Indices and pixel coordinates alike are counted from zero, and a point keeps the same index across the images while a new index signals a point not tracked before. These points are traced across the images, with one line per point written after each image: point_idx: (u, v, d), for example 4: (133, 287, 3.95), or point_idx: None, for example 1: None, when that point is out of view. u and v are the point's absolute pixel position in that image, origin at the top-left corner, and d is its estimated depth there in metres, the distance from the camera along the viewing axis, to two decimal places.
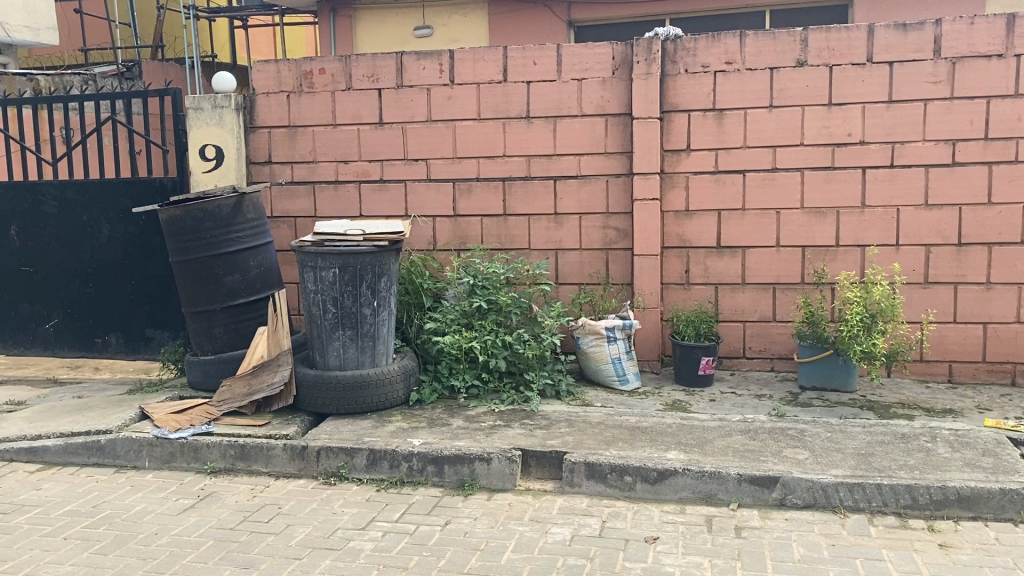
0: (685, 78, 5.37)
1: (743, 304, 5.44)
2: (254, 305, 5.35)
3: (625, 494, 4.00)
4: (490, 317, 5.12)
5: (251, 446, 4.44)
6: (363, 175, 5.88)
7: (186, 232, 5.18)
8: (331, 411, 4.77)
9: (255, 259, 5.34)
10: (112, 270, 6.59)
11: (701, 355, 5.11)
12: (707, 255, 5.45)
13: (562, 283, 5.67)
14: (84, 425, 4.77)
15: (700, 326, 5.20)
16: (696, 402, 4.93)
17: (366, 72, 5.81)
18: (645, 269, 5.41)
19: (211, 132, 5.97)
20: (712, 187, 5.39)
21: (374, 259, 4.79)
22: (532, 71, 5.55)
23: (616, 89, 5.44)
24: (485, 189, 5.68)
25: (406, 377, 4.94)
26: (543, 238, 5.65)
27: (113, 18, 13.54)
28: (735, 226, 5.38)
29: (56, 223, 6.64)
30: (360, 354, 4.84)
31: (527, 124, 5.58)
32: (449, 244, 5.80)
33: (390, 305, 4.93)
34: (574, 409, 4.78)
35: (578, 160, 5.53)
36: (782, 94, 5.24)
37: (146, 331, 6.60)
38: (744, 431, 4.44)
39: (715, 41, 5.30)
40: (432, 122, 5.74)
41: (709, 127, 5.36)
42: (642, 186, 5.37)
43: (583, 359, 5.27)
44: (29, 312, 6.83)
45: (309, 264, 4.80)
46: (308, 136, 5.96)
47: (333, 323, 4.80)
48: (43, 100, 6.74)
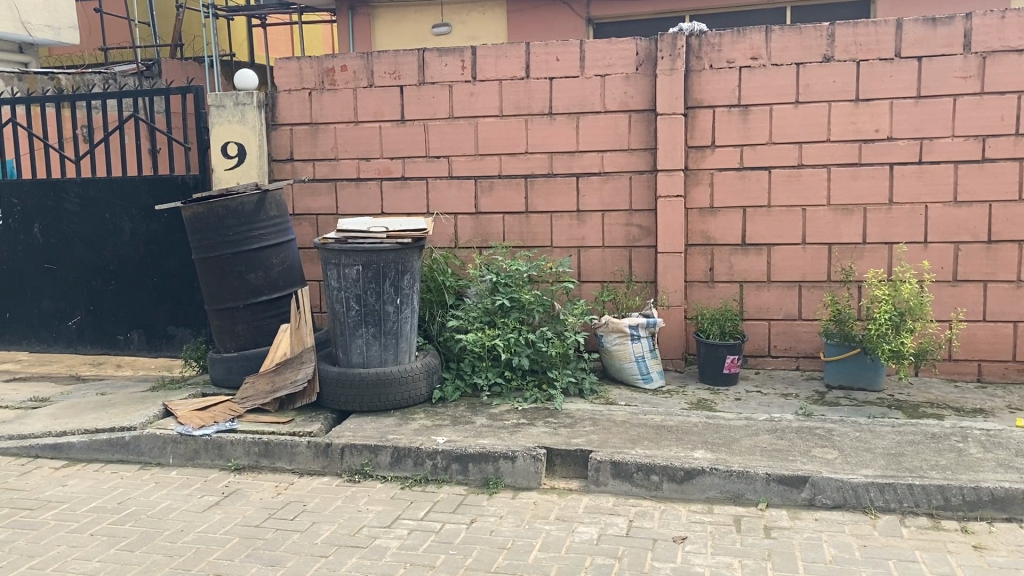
0: (710, 74, 5.32)
1: (768, 302, 5.38)
2: (277, 302, 5.35)
3: (651, 494, 3.96)
4: (512, 315, 5.09)
5: (275, 443, 4.43)
6: (384, 172, 5.87)
7: (210, 229, 5.18)
8: (354, 409, 4.76)
9: (278, 256, 5.34)
10: (134, 268, 6.61)
11: (726, 353, 5.06)
12: (732, 252, 5.39)
13: (585, 281, 5.63)
14: (108, 422, 4.78)
15: (725, 325, 5.15)
16: (721, 401, 4.88)
17: (388, 69, 5.79)
18: (669, 266, 5.37)
19: (234, 130, 5.97)
20: (738, 184, 5.33)
21: (397, 257, 4.77)
22: (555, 67, 5.51)
23: (639, 85, 5.40)
24: (507, 186, 5.65)
25: (429, 374, 4.92)
26: (566, 236, 5.61)
27: (133, 17, 13.64)
28: (761, 223, 5.33)
29: (78, 220, 6.67)
30: (383, 352, 4.82)
31: (550, 121, 5.55)
32: (471, 242, 5.78)
33: (412, 303, 4.91)
34: (597, 408, 4.74)
35: (601, 157, 5.49)
36: (808, 90, 5.19)
37: (168, 329, 6.62)
38: (771, 430, 4.39)
39: (740, 37, 5.25)
40: (454, 119, 5.71)
41: (735, 123, 5.30)
42: (666, 182, 5.32)
43: (607, 358, 5.23)
44: (51, 309, 6.86)
45: (332, 261, 4.79)
46: (330, 133, 5.95)
47: (356, 320, 4.79)
48: (65, 98, 6.77)
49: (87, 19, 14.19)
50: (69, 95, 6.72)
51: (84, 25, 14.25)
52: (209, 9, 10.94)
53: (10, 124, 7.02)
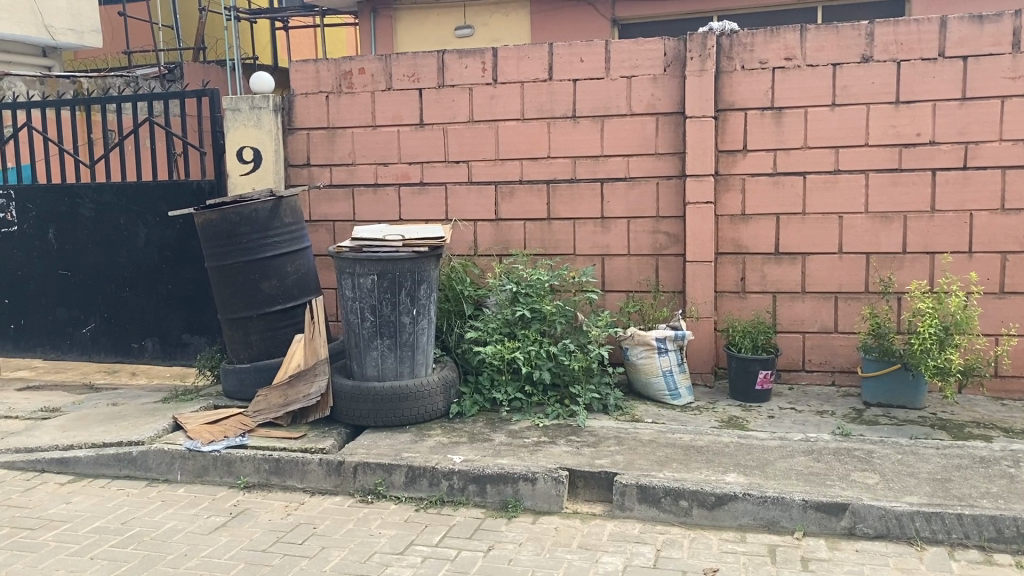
0: (742, 75, 5.08)
1: (803, 314, 5.13)
2: (291, 312, 5.18)
3: (680, 520, 3.74)
4: (533, 326, 4.88)
5: (286, 460, 4.26)
6: (402, 177, 5.69)
7: (222, 236, 5.02)
8: (369, 424, 4.57)
9: (293, 265, 5.17)
10: (149, 275, 6.48)
11: (759, 368, 4.83)
12: (765, 261, 5.15)
13: (610, 290, 5.40)
14: (116, 436, 4.64)
15: (757, 338, 4.93)
16: (753, 419, 4.65)
17: (407, 71, 5.61)
18: (698, 276, 5.13)
19: (250, 134, 5.82)
20: (771, 190, 5.09)
21: (413, 266, 4.58)
22: (579, 69, 5.30)
23: (667, 87, 5.17)
24: (529, 192, 5.45)
25: (447, 388, 4.73)
26: (590, 244, 5.39)
27: (155, 21, 13.62)
28: (795, 231, 5.09)
29: (93, 226, 6.56)
30: (399, 364, 4.63)
31: (573, 124, 5.34)
32: (491, 250, 5.57)
33: (430, 314, 4.72)
34: (623, 425, 4.52)
35: (627, 162, 5.27)
36: (846, 91, 4.94)
37: (183, 337, 6.48)
38: (807, 452, 4.14)
39: (773, 36, 5.01)
40: (474, 122, 5.52)
41: (768, 126, 5.06)
42: (695, 188, 5.09)
43: (632, 372, 5.01)
44: (66, 316, 6.76)
45: (347, 271, 4.61)
46: (348, 138, 5.78)
47: (371, 332, 4.60)
48: (81, 101, 6.67)
49: (111, 23, 14.20)
50: (84, 99, 6.62)
51: (108, 29, 14.26)
52: (230, 12, 10.86)
53: (26, 129, 6.93)
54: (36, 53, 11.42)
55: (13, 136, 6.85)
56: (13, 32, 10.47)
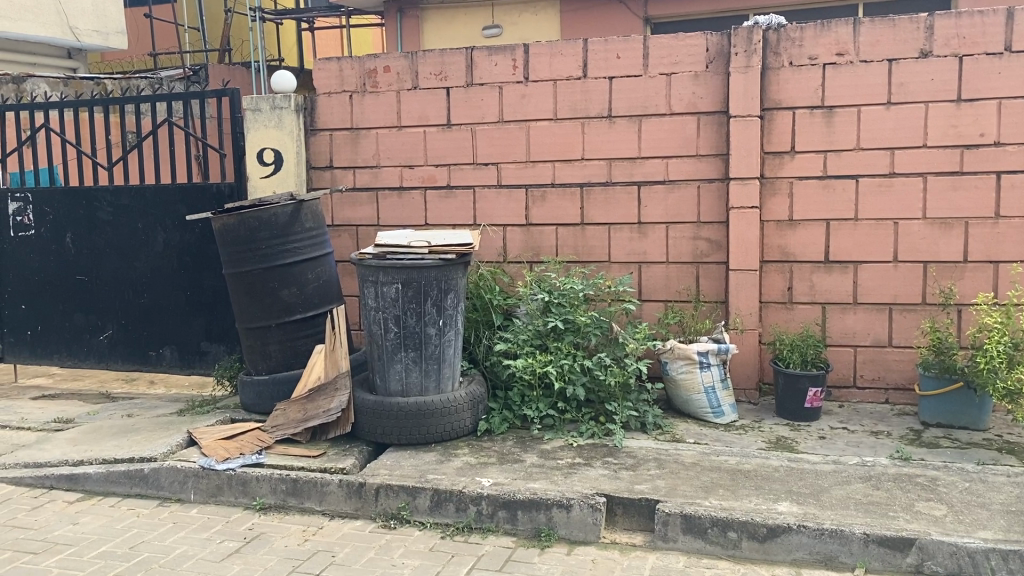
0: (790, 72, 4.77)
1: (854, 327, 4.81)
2: (311, 321, 4.94)
3: (728, 553, 3.44)
4: (566, 339, 4.60)
5: (304, 481, 4.01)
6: (429, 180, 5.43)
7: (240, 241, 4.79)
8: (392, 441, 4.31)
9: (314, 271, 4.93)
10: (167, 281, 6.29)
11: (808, 385, 4.53)
12: (814, 270, 4.83)
13: (647, 300, 5.10)
14: (128, 452, 4.42)
15: (806, 352, 4.61)
16: (803, 440, 4.33)
17: (434, 69, 5.36)
18: (742, 285, 4.82)
19: (270, 135, 5.60)
20: (820, 194, 4.78)
21: (440, 274, 4.31)
22: (615, 66, 5.02)
23: (710, 84, 4.88)
24: (562, 196, 5.17)
25: (475, 404, 4.45)
26: (626, 250, 5.10)
27: (181, 22, 13.51)
28: (847, 238, 4.76)
29: (111, 230, 6.38)
30: (424, 379, 4.37)
31: (609, 124, 5.05)
32: (521, 256, 5.30)
33: (457, 325, 4.45)
34: (663, 446, 4.22)
35: (666, 164, 4.98)
36: (902, 89, 4.61)
37: (202, 345, 6.26)
38: (864, 478, 3.82)
39: (824, 30, 4.70)
40: (504, 122, 5.25)
41: (817, 126, 4.75)
42: (739, 192, 4.79)
43: (671, 387, 4.71)
44: (83, 322, 6.58)
45: (369, 279, 4.36)
46: (372, 139, 5.54)
47: (395, 344, 4.35)
48: (99, 102, 6.49)
49: (137, 25, 14.15)
50: (103, 99, 6.44)
51: (133, 31, 14.19)
52: (256, 12, 10.69)
53: (45, 130, 6.77)
54: (62, 55, 11.38)
55: (31, 137, 6.70)
56: (39, 34, 10.42)
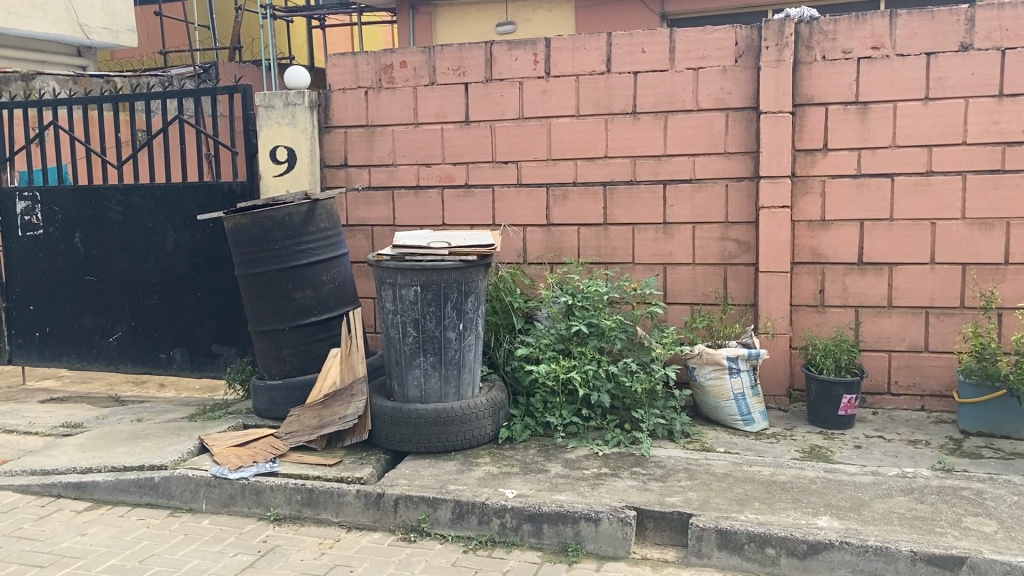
0: (822, 66, 4.59)
1: (889, 331, 4.63)
2: (326, 324, 4.79)
3: (766, 570, 3.27)
4: (590, 343, 4.43)
5: (320, 491, 3.85)
6: (446, 179, 5.28)
7: (253, 242, 4.65)
8: (410, 450, 4.16)
9: (328, 273, 4.78)
10: (178, 281, 6.15)
11: (842, 392, 4.35)
12: (847, 272, 4.65)
13: (672, 303, 4.93)
14: (137, 459, 4.28)
15: (840, 358, 4.43)
16: (838, 449, 4.16)
17: (452, 64, 5.21)
18: (772, 287, 4.65)
19: (284, 133, 5.46)
20: (853, 194, 4.60)
21: (460, 276, 4.15)
22: (640, 60, 4.85)
23: (739, 79, 4.70)
24: (584, 196, 5.00)
25: (496, 411, 4.29)
26: (650, 251, 4.93)
27: (191, 20, 13.42)
28: (882, 239, 4.58)
29: (120, 229, 6.25)
30: (443, 385, 4.21)
31: (633, 121, 4.88)
32: (542, 258, 5.13)
33: (477, 329, 4.29)
34: (692, 455, 4.06)
35: (692, 162, 4.81)
36: (941, 84, 4.43)
37: (213, 347, 6.12)
38: (906, 490, 3.64)
39: (858, 23, 4.52)
40: (524, 119, 5.09)
41: (851, 122, 4.57)
42: (770, 191, 4.61)
43: (699, 394, 4.55)
44: (92, 323, 6.45)
45: (387, 281, 4.21)
46: (388, 136, 5.39)
47: (414, 348, 4.19)
48: (109, 99, 6.35)
49: (148, 23, 14.06)
50: (113, 96, 6.31)
51: (144, 29, 14.11)
52: (267, 9, 10.56)
53: (53, 128, 6.64)
54: (71, 52, 11.28)
55: (39, 135, 6.57)
56: (48, 31, 10.31)
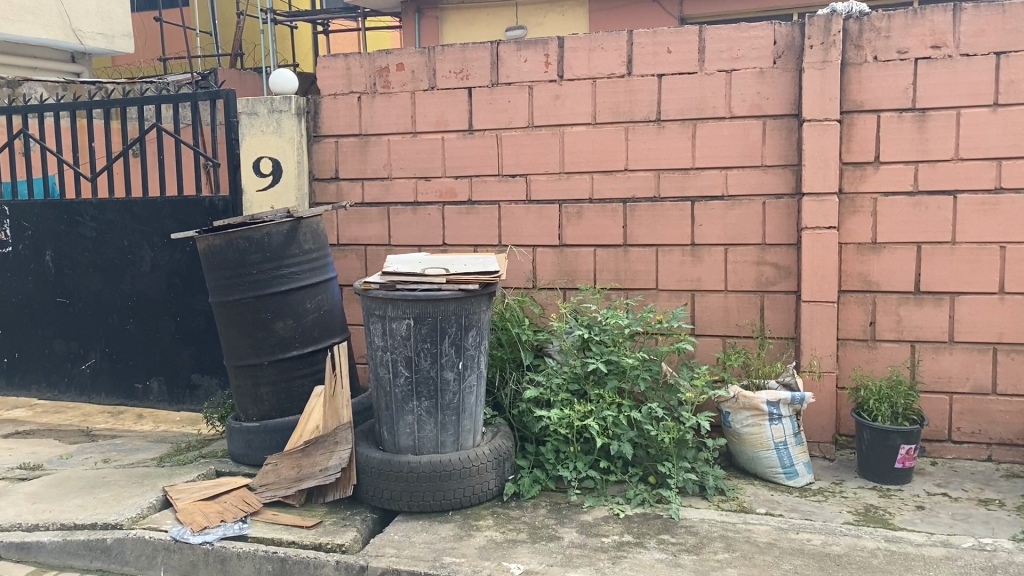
0: (874, 68, 4.03)
1: (950, 370, 4.05)
2: (310, 359, 4.24)
3: None
4: (609, 384, 3.86)
5: (294, 561, 3.30)
6: (447, 194, 4.73)
7: (228, 265, 4.11)
8: (401, 509, 3.60)
9: (313, 300, 4.24)
10: (155, 305, 5.62)
11: (899, 443, 3.77)
12: (901, 303, 4.08)
13: (701, 335, 4.36)
14: (91, 515, 3.74)
15: (897, 403, 3.86)
16: (898, 511, 3.57)
17: (454, 67, 4.67)
18: (816, 320, 4.09)
19: (268, 143, 4.94)
20: (909, 213, 4.03)
21: (459, 308, 3.60)
22: (665, 61, 4.30)
23: (778, 82, 4.15)
24: (602, 213, 4.45)
25: (501, 462, 3.73)
26: (676, 277, 4.36)
27: (192, 26, 12.99)
28: (943, 265, 4.01)
29: (94, 247, 5.74)
30: (439, 433, 3.66)
31: (657, 130, 4.33)
32: (553, 282, 4.58)
33: (480, 368, 3.73)
34: (729, 519, 3.48)
35: (725, 175, 4.25)
36: (1012, 87, 3.86)
37: (192, 378, 5.59)
38: (987, 569, 3.05)
39: (917, 19, 3.96)
40: (535, 128, 4.55)
41: (907, 132, 4.01)
42: (815, 210, 4.05)
43: (733, 443, 3.98)
44: (63, 349, 5.96)
45: (376, 313, 3.66)
46: (383, 147, 4.85)
47: (406, 391, 3.64)
48: (83, 106, 5.85)
49: (147, 29, 13.66)
50: (88, 102, 5.80)
51: (143, 36, 13.71)
52: (269, 13, 10.12)
53: (23, 137, 6.14)
54: (65, 58, 10.83)
55: (8, 144, 6.07)
56: (39, 36, 9.81)
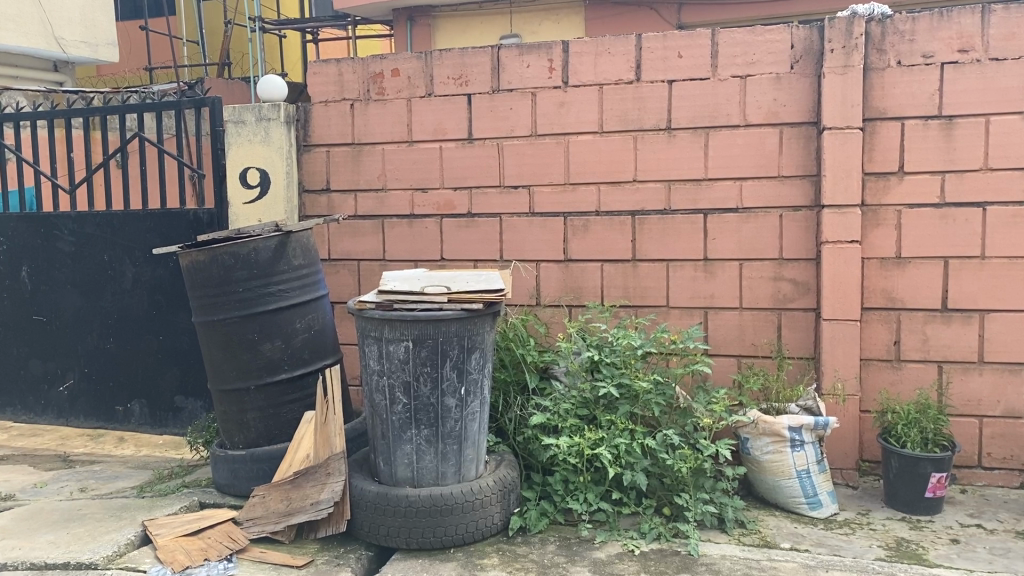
0: (898, 73, 3.82)
1: (980, 392, 3.83)
2: (300, 383, 3.98)
3: None
4: (621, 409, 3.62)
5: None
6: (445, 206, 4.49)
7: (212, 283, 3.86)
8: (399, 546, 3.35)
9: (303, 319, 3.99)
10: (136, 323, 5.35)
11: (929, 471, 3.54)
12: (927, 321, 3.86)
13: (716, 356, 4.12)
14: (63, 553, 3.45)
15: (926, 428, 3.62)
16: (933, 545, 3.32)
17: (453, 72, 4.44)
18: (838, 339, 3.86)
19: (256, 153, 4.69)
20: (935, 226, 3.81)
21: (461, 330, 3.35)
22: (676, 66, 4.08)
23: (795, 89, 3.93)
24: (609, 226, 4.21)
25: (506, 494, 3.48)
26: (689, 294, 4.13)
27: (178, 36, 12.73)
28: (971, 281, 3.79)
29: (73, 262, 5.46)
30: (439, 464, 3.41)
31: (667, 138, 4.10)
32: (558, 300, 4.33)
33: (482, 393, 3.48)
34: (753, 556, 3.22)
35: (739, 187, 4.02)
36: None
37: (176, 400, 5.32)
38: None
39: (943, 21, 3.76)
40: (537, 137, 4.31)
41: (933, 141, 3.79)
42: (837, 223, 3.83)
43: (752, 471, 3.74)
44: (40, 370, 5.67)
45: (371, 335, 3.41)
46: (377, 157, 4.61)
47: (404, 418, 3.39)
48: (61, 115, 5.57)
49: (133, 39, 13.41)
50: (66, 110, 5.51)
51: (129, 46, 13.46)
52: (257, 21, 9.88)
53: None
54: (48, 67, 10.56)
55: None
56: (20, 45, 9.49)
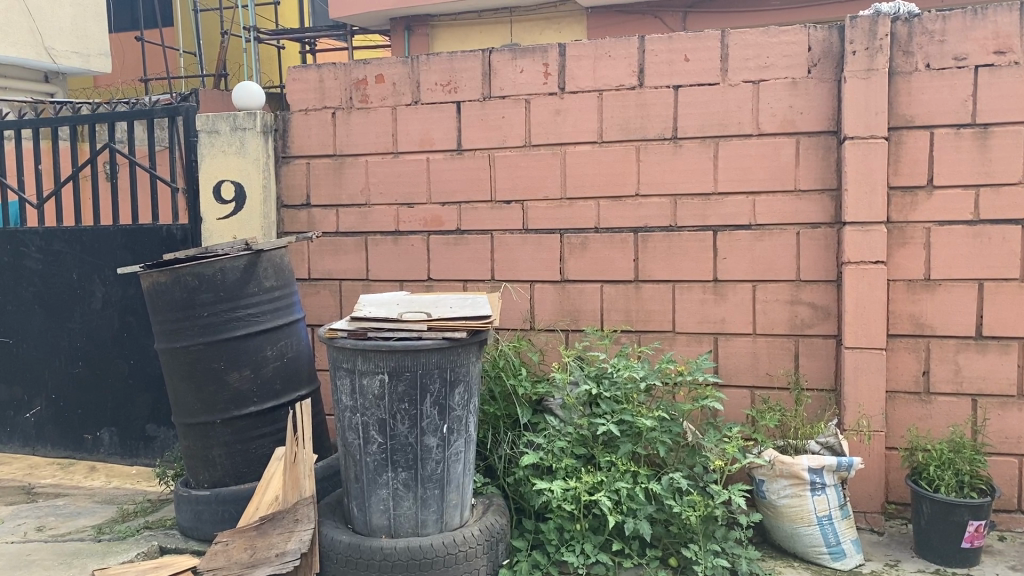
0: (927, 77, 3.47)
1: (1020, 428, 3.46)
2: (270, 416, 3.64)
3: None
4: (623, 449, 3.28)
5: None
6: (432, 222, 4.15)
7: (175, 307, 3.52)
8: None
9: (274, 346, 3.64)
10: (106, 346, 5.02)
11: (966, 519, 3.15)
12: (960, 349, 3.50)
13: (727, 387, 3.77)
14: None
15: (962, 470, 3.24)
16: None
17: (441, 78, 4.12)
18: (861, 369, 3.50)
19: (231, 165, 4.37)
20: (969, 245, 3.46)
21: (443, 361, 3.00)
22: (682, 71, 3.75)
23: (814, 94, 3.59)
24: (609, 245, 3.87)
25: (493, 545, 3.12)
26: (697, 318, 3.77)
27: (173, 47, 12.46)
28: (1009, 305, 3.43)
29: (40, 281, 5.14)
30: (419, 511, 3.06)
31: (673, 149, 3.76)
32: (554, 324, 3.98)
33: (468, 431, 3.13)
34: None
35: (752, 202, 3.68)
36: None
37: (147, 429, 4.97)
38: None
39: (976, 20, 3.42)
40: (531, 148, 3.98)
41: (967, 151, 3.44)
42: (860, 242, 3.47)
43: (767, 516, 3.38)
44: (6, 395, 5.34)
45: (344, 366, 3.06)
46: (360, 169, 4.28)
47: (379, 461, 3.04)
48: (29, 125, 5.25)
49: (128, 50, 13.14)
50: (33, 121, 5.20)
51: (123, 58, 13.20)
52: (251, 30, 9.60)
53: None
54: (39, 78, 10.26)
55: None
56: (8, 54, 9.17)
